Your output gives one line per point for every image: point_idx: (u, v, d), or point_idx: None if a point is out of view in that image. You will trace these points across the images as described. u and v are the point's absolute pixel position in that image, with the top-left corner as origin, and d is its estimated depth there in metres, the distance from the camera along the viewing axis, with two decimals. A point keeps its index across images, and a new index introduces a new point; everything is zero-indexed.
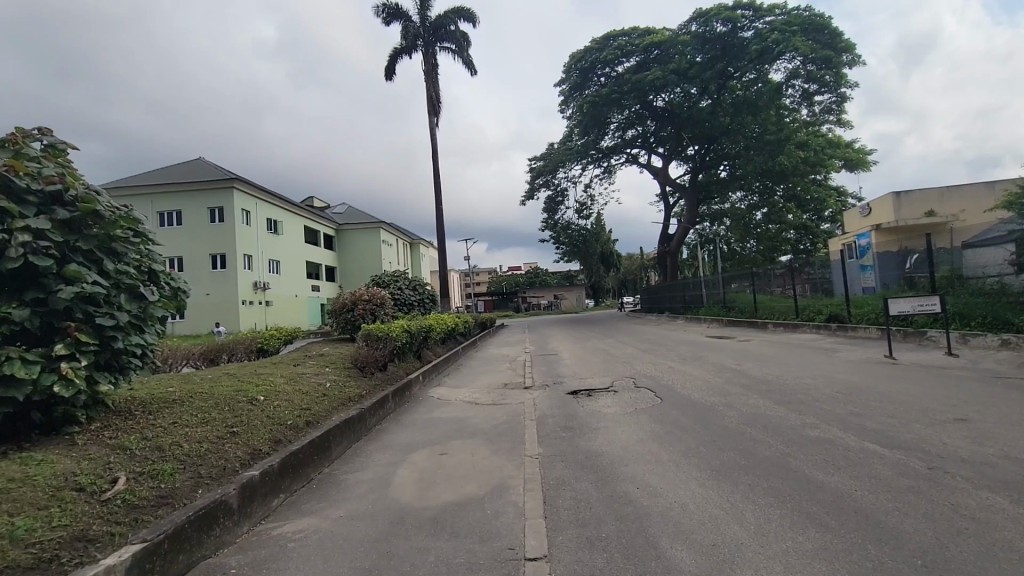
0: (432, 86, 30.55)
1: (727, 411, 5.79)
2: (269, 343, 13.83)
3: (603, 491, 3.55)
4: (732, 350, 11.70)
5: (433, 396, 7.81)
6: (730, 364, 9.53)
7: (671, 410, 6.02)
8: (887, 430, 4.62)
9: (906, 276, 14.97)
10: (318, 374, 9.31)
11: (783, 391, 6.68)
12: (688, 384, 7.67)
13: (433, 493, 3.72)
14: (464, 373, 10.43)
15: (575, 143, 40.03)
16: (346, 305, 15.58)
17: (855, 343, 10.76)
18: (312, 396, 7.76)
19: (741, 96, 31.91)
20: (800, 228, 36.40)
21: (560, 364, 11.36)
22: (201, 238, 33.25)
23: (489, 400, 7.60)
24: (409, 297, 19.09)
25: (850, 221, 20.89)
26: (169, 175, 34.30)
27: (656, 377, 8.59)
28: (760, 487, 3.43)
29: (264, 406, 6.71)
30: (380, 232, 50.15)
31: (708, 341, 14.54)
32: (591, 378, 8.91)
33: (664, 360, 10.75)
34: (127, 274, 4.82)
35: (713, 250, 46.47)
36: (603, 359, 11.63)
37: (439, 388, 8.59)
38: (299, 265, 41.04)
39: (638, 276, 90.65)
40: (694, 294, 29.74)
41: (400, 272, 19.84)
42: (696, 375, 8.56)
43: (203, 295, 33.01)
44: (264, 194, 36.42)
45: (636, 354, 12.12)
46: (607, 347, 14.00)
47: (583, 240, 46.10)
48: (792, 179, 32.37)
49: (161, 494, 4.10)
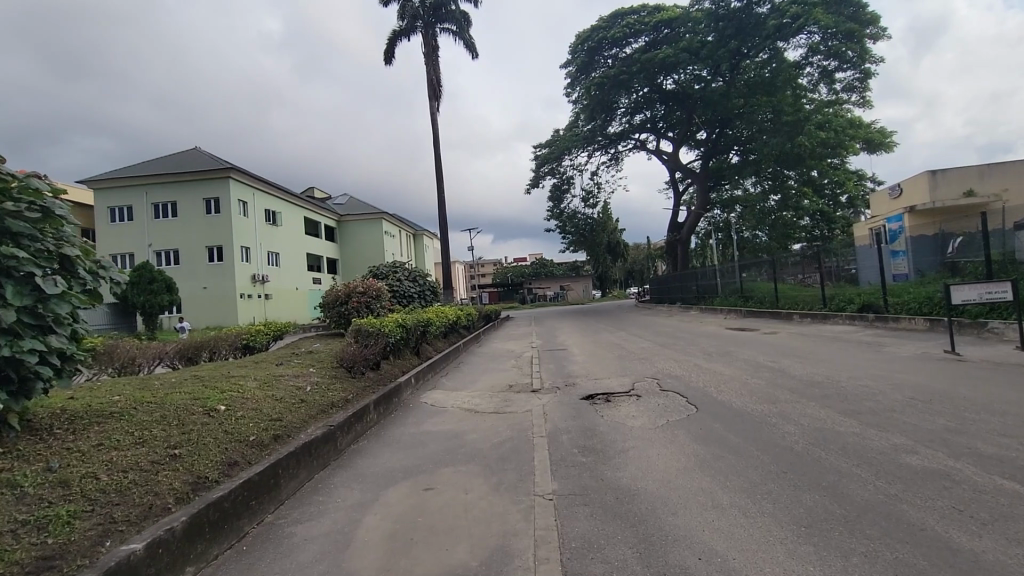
0: (433, 69, 29.39)
1: (783, 425, 4.69)
2: (256, 341, 12.84)
3: (648, 563, 2.47)
4: (762, 344, 10.61)
5: (426, 403, 6.74)
6: (765, 361, 8.43)
7: (712, 423, 4.91)
8: (1015, 456, 3.52)
9: (948, 261, 13.79)
10: (300, 376, 8.26)
11: (844, 397, 5.57)
12: (725, 387, 6.54)
13: (406, 561, 2.64)
14: (465, 373, 9.35)
15: (581, 128, 38.74)
16: (338, 298, 14.55)
17: (905, 337, 9.62)
18: (287, 404, 6.71)
19: (756, 76, 30.60)
20: (817, 214, 35.07)
21: (571, 361, 10.27)
22: (196, 229, 32.25)
23: (491, 407, 6.51)
24: (409, 289, 18.02)
25: (878, 204, 19.67)
26: (163, 166, 33.32)
27: (683, 377, 7.49)
28: (885, 564, 2.33)
29: (224, 419, 5.66)
30: (382, 223, 49.13)
31: (729, 334, 13.46)
32: (608, 379, 7.82)
33: (687, 357, 9.66)
34: (15, 261, 3.72)
35: (724, 238, 45.21)
36: (618, 355, 10.53)
37: (433, 391, 7.52)
38: (298, 257, 40.08)
39: (645, 266, 89.43)
40: (707, 284, 28.56)
41: (399, 263, 18.78)
42: (730, 374, 7.46)
43: (200, 288, 32.12)
44: (261, 185, 35.36)
45: (655, 350, 11.03)
46: (620, 342, 12.92)
47: (591, 229, 44.85)
48: (809, 162, 31.07)
49: (46, 554, 3.07)
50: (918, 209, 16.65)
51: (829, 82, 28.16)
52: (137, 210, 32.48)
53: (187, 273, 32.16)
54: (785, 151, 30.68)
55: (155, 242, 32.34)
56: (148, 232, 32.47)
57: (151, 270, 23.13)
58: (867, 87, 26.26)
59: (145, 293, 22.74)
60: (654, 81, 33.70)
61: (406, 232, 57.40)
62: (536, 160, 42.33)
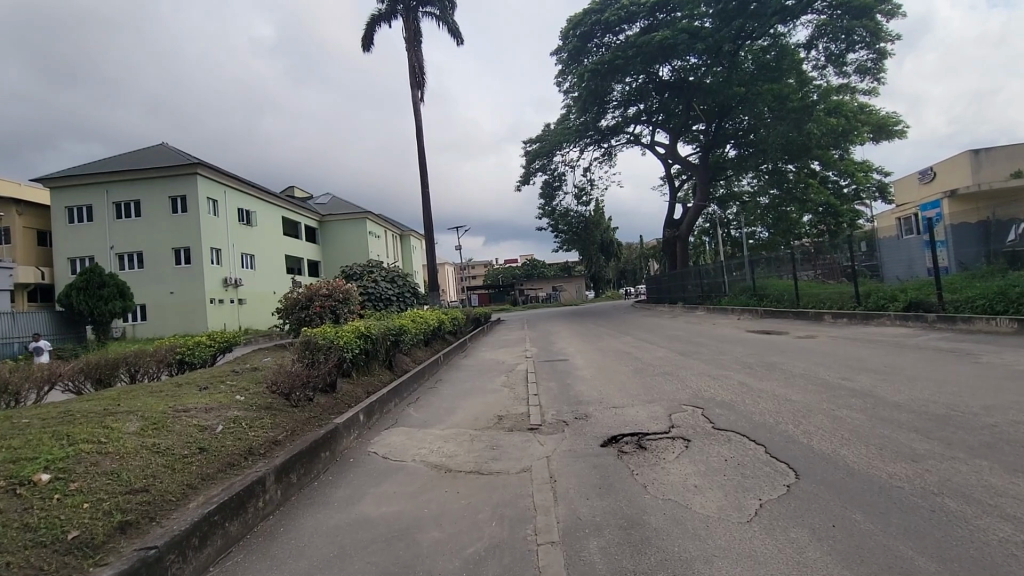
0: (413, 56, 27.35)
1: (982, 522, 2.67)
2: (193, 356, 10.75)
3: None
4: (810, 354, 8.61)
5: (376, 454, 4.63)
6: (833, 379, 6.44)
7: (848, 511, 2.88)
8: None
9: (1008, 251, 12.07)
10: (213, 407, 6.12)
11: (1020, 448, 3.58)
12: (812, 426, 4.55)
13: None
14: (441, 397, 7.25)
15: (574, 121, 36.89)
16: (298, 301, 12.43)
17: (999, 343, 7.73)
18: (172, 458, 4.61)
19: (760, 61, 29.50)
20: (822, 208, 33.45)
21: (575, 378, 8.20)
22: (161, 229, 29.83)
23: (472, 459, 4.43)
24: (386, 291, 15.90)
25: (906, 190, 17.95)
26: (126, 161, 30.92)
27: (738, 405, 5.46)
28: None
29: (37, 498, 3.58)
30: (367, 223, 46.96)
31: (756, 339, 11.53)
32: (632, 409, 5.77)
33: (724, 371, 7.64)
34: None
35: (723, 235, 43.72)
36: (634, 370, 8.50)
37: (392, 429, 5.40)
38: (276, 259, 37.83)
39: (638, 266, 88.01)
40: (711, 282, 26.59)
41: (374, 262, 16.71)
42: (803, 401, 5.46)
43: (167, 294, 29.71)
44: (234, 182, 32.98)
45: (677, 361, 8.99)
46: (631, 350, 10.87)
47: (584, 227, 42.93)
48: (815, 151, 29.46)
49: None
50: (957, 194, 14.86)
51: (835, 67, 26.67)
52: (97, 209, 30.03)
53: (153, 277, 29.77)
54: (792, 140, 29.01)
55: (117, 244, 29.88)
56: (109, 233, 29.99)
57: (102, 274, 20.79)
58: (882, 68, 24.68)
59: (93, 299, 20.38)
60: (651, 68, 31.81)
61: (393, 232, 55.34)
62: (527, 155, 40.33)
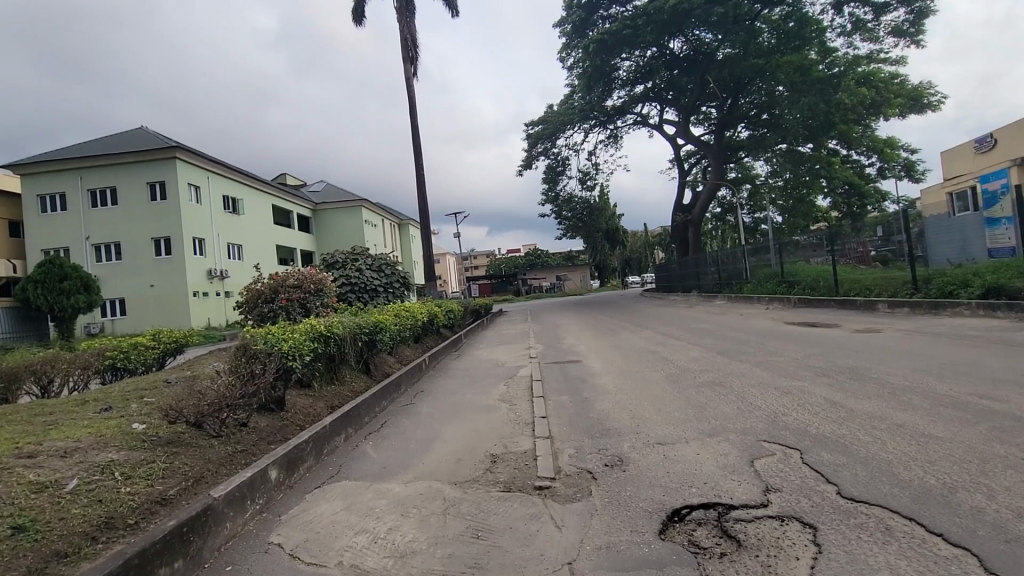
0: (405, 27, 25.28)
1: None
2: (128, 362, 8.92)
3: None
4: (893, 354, 6.72)
5: (275, 550, 2.76)
6: (963, 397, 4.54)
7: None
8: None
9: None
10: (78, 450, 4.28)
11: None
12: (1019, 500, 2.65)
13: None
14: (416, 423, 5.38)
15: (577, 100, 34.77)
16: (260, 293, 10.49)
17: None
18: None
19: (779, 32, 27.67)
20: (843, 188, 31.51)
21: (593, 390, 6.32)
22: (139, 218, 27.98)
23: (437, 563, 2.55)
24: (371, 281, 14.06)
25: (963, 158, 15.96)
26: (102, 146, 29.03)
27: (854, 447, 3.56)
28: None
29: None
30: (362, 211, 45.05)
31: (807, 333, 9.62)
32: (687, 447, 3.89)
33: (791, 381, 5.75)
34: None
35: (734, 220, 41.64)
36: (667, 378, 6.62)
37: (325, 489, 3.52)
38: (266, 249, 35.99)
39: (644, 254, 85.77)
40: (729, 268, 24.60)
41: (359, 249, 14.81)
42: (957, 439, 3.57)
43: (147, 286, 27.92)
44: (218, 167, 31.07)
45: (721, 365, 7.09)
46: (657, 349, 8.95)
47: (589, 214, 40.97)
48: (838, 127, 27.42)
49: None
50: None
51: (861, 34, 25.19)
52: (71, 197, 28.18)
53: (132, 270, 27.97)
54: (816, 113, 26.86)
55: (93, 235, 28.06)
56: (85, 223, 28.18)
57: (64, 265, 19.03)
58: (920, 30, 22.67)
59: (52, 293, 18.61)
60: (662, 40, 29.60)
61: (390, 222, 53.46)
62: (527, 138, 38.18)
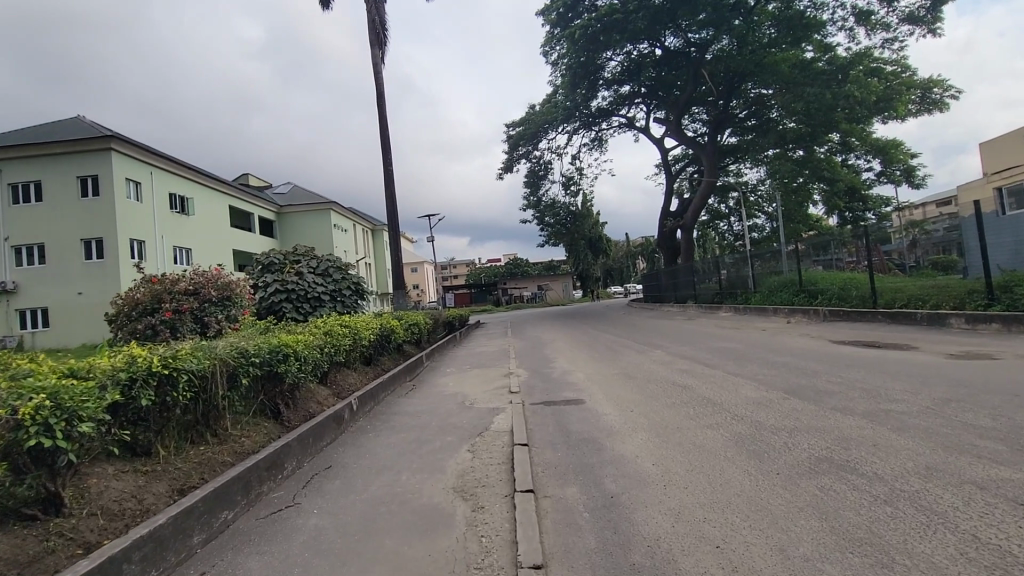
0: (373, 7, 22.54)
1: None
2: None
3: None
4: None
5: None
6: None
7: None
8: None
9: None
10: None
11: None
12: None
13: None
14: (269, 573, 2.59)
15: (561, 98, 32.44)
16: (139, 303, 7.50)
17: None
18: None
19: (781, 22, 25.64)
20: (843, 192, 29.59)
21: (619, 472, 3.60)
22: (66, 216, 24.56)
23: None
24: (311, 287, 11.14)
25: (1015, 148, 13.74)
26: (27, 135, 25.59)
27: None
28: None
29: None
30: (331, 214, 42.03)
31: (886, 359, 7.08)
32: None
33: (990, 469, 3.11)
34: None
35: (723, 227, 39.74)
36: (741, 446, 3.93)
37: None
38: (219, 254, 32.61)
39: (626, 264, 83.95)
40: (729, 278, 22.26)
41: (301, 249, 11.95)
42: None
43: (74, 295, 24.42)
44: (162, 161, 27.78)
45: (816, 420, 4.46)
46: (690, 385, 6.31)
47: (573, 221, 38.57)
48: (841, 126, 25.48)
49: None
50: None
51: (867, 25, 23.34)
52: None
53: (58, 276, 24.51)
54: (819, 109, 24.73)
55: (12, 236, 24.56)
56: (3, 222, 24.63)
57: None
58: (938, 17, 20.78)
59: None
60: (657, 33, 27.40)
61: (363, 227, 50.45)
62: (509, 140, 35.56)
